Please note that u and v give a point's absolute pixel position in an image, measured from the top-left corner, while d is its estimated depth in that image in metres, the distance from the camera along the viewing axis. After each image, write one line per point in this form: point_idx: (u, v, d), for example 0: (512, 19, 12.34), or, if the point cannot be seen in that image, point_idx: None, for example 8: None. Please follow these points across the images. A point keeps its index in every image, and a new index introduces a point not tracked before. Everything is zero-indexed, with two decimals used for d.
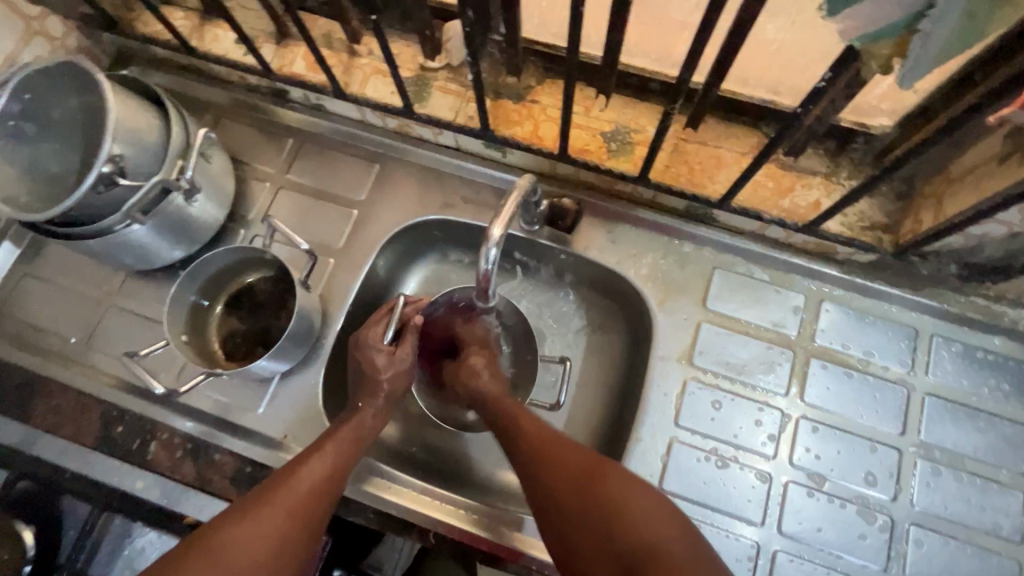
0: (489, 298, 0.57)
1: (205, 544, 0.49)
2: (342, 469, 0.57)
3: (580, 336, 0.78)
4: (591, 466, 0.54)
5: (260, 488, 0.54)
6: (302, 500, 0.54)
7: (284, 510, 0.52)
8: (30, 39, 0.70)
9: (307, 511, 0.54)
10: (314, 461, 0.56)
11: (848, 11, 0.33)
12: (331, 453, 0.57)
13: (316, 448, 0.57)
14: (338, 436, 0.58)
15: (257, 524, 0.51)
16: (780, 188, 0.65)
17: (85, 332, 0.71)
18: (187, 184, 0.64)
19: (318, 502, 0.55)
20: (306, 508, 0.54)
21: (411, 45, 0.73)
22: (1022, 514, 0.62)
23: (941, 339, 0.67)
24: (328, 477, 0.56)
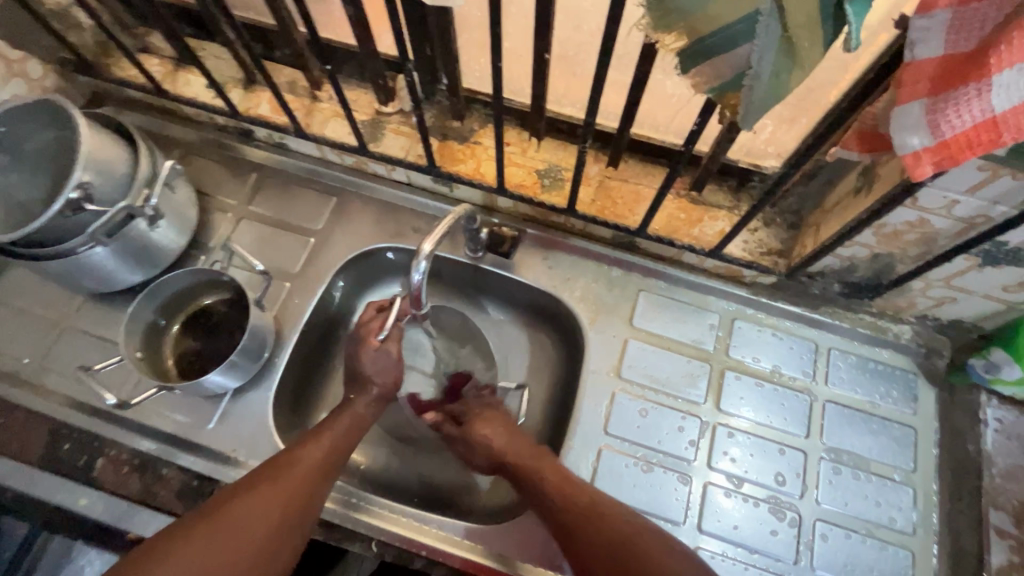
0: (421, 306, 0.63)
1: (215, 512, 0.53)
2: (338, 454, 0.62)
3: (523, 359, 0.84)
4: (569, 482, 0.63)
5: (264, 468, 0.58)
6: (303, 477, 0.58)
7: (287, 490, 0.56)
8: (9, 80, 0.76)
9: (306, 491, 0.57)
10: (315, 445, 0.61)
11: (695, 70, 0.41)
12: (330, 440, 0.62)
13: (317, 432, 0.62)
14: (337, 424, 0.64)
15: (262, 498, 0.55)
16: (690, 219, 0.75)
17: (39, 352, 0.73)
18: (151, 210, 0.69)
19: (317, 480, 0.59)
20: (308, 484, 0.58)
21: (367, 92, 0.81)
22: (914, 508, 0.68)
23: (838, 352, 0.75)
24: (328, 458, 0.60)
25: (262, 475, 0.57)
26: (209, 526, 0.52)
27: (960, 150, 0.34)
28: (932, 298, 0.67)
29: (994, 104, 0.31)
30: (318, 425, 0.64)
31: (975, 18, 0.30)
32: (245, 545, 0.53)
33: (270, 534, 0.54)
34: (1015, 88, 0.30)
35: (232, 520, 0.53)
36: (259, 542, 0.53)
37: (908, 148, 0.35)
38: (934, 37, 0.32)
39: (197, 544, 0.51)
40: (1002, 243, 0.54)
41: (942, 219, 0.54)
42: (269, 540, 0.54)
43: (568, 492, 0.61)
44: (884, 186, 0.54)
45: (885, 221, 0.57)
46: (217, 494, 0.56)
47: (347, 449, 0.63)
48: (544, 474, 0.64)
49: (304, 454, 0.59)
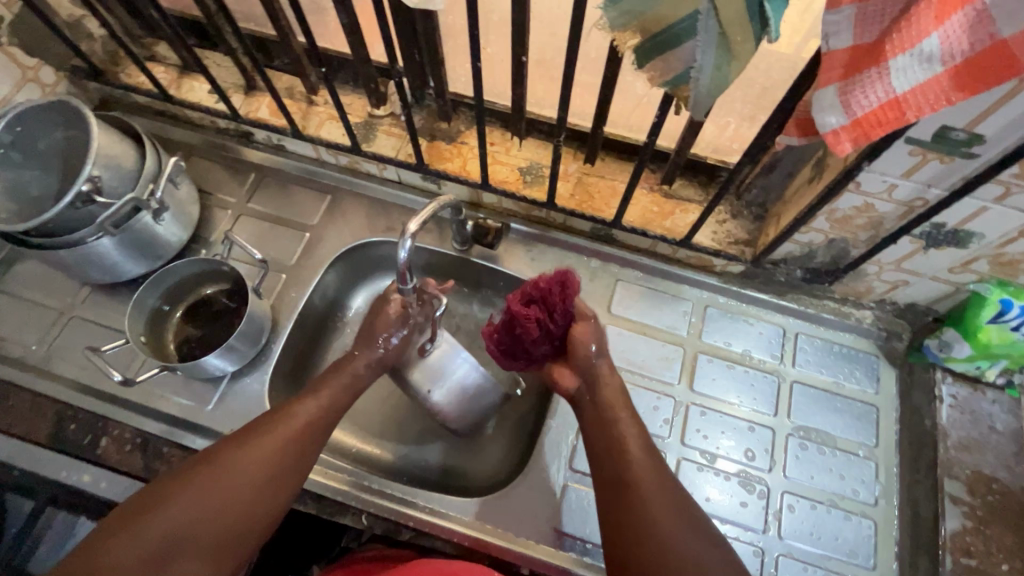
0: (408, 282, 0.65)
1: (212, 457, 0.56)
2: (331, 410, 0.64)
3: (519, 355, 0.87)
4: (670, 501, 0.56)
5: (260, 420, 0.60)
6: (297, 428, 0.60)
7: (280, 440, 0.58)
8: (24, 85, 0.81)
9: (298, 443, 0.59)
10: (310, 401, 0.63)
11: (648, 64, 0.46)
12: (324, 397, 0.64)
13: (314, 388, 0.64)
14: (333, 382, 0.65)
15: (257, 445, 0.57)
16: (663, 211, 0.80)
17: (47, 339, 0.77)
18: (156, 203, 0.73)
19: (309, 435, 0.61)
20: (302, 435, 0.60)
21: (360, 96, 0.87)
22: (876, 481, 0.72)
23: (805, 336, 0.80)
24: (322, 413, 0.63)
25: (258, 426, 0.59)
26: (206, 469, 0.55)
27: (870, 127, 0.39)
28: (887, 282, 0.72)
29: (895, 86, 0.36)
30: (314, 383, 0.65)
31: (875, 11, 0.35)
32: (239, 488, 0.55)
33: (262, 479, 0.56)
34: (909, 71, 0.35)
35: (227, 466, 0.56)
36: (251, 485, 0.56)
37: (828, 127, 0.40)
38: (844, 30, 0.36)
39: (194, 485, 0.54)
40: (941, 223, 0.59)
41: (886, 203, 0.59)
42: (261, 485, 0.56)
43: (653, 493, 0.56)
44: (832, 172, 0.59)
45: (836, 207, 0.62)
46: (216, 442, 0.58)
47: (341, 408, 0.65)
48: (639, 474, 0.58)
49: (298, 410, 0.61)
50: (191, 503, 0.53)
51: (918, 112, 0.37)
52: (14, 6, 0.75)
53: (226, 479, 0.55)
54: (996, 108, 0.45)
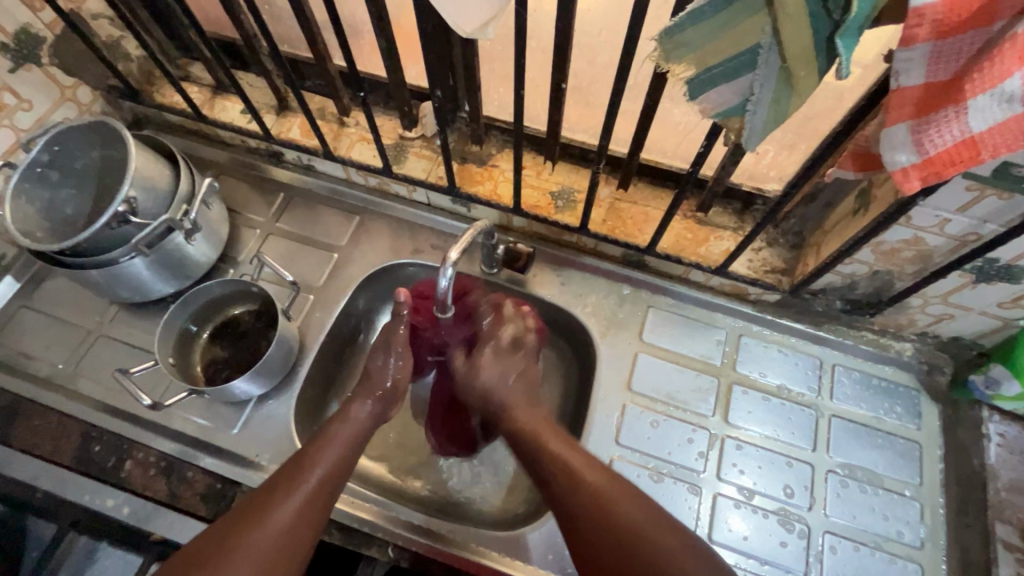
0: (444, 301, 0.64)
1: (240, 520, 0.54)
2: (345, 464, 0.61)
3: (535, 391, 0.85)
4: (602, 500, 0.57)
5: (278, 475, 0.59)
6: (321, 479, 0.59)
7: (298, 505, 0.56)
8: (61, 103, 0.82)
9: (317, 504, 0.57)
10: (328, 447, 0.61)
11: (702, 97, 0.46)
12: (335, 453, 0.61)
13: (326, 433, 0.63)
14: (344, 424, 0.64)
15: (283, 501, 0.56)
16: (696, 238, 0.78)
17: (74, 358, 0.76)
18: (189, 223, 0.72)
19: (332, 484, 0.59)
20: (327, 484, 0.59)
21: (392, 118, 0.87)
22: (921, 522, 0.69)
23: (842, 368, 0.78)
24: (341, 457, 0.61)
25: (279, 482, 0.58)
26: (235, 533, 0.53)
27: (942, 166, 0.38)
28: (931, 315, 0.70)
29: (971, 125, 0.35)
30: (319, 434, 0.63)
31: (951, 50, 0.34)
32: (272, 548, 0.53)
33: (285, 548, 0.54)
34: (987, 111, 0.34)
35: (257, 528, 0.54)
36: (273, 557, 0.53)
37: (897, 164, 0.39)
38: (916, 68, 0.35)
39: (227, 555, 0.52)
40: (994, 259, 0.57)
41: (936, 236, 0.57)
42: (284, 553, 0.54)
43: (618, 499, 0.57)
44: (879, 206, 0.57)
45: (883, 239, 0.60)
46: (231, 515, 0.55)
47: (359, 447, 0.64)
48: (563, 456, 0.61)
49: (313, 469, 0.59)
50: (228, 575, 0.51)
51: (994, 152, 0.36)
52: (56, 29, 0.77)
53: (247, 556, 0.52)
54: None
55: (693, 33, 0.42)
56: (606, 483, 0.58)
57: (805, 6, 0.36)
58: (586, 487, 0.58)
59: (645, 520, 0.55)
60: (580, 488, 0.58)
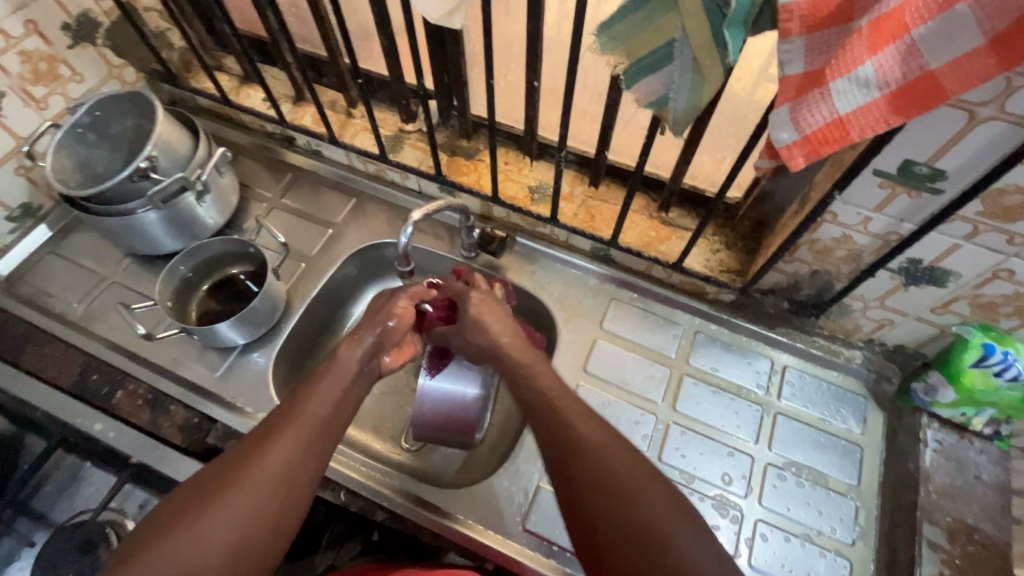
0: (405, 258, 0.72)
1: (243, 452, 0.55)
2: (343, 406, 0.61)
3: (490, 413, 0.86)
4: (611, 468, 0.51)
5: (280, 415, 0.59)
6: (322, 417, 0.59)
7: (296, 442, 0.56)
8: (108, 80, 0.93)
9: (313, 442, 0.57)
10: (328, 387, 0.61)
11: (632, 86, 0.52)
12: (334, 395, 0.61)
13: (323, 376, 0.62)
14: (340, 368, 0.63)
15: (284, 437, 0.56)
16: (659, 236, 0.84)
17: (86, 299, 0.85)
18: (201, 185, 0.81)
19: (332, 425, 0.59)
20: (327, 424, 0.59)
21: (394, 113, 0.96)
22: (855, 522, 0.70)
23: (792, 370, 0.81)
24: (341, 399, 0.61)
25: (282, 420, 0.58)
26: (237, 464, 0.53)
27: (819, 144, 0.43)
28: (873, 320, 0.73)
29: (838, 106, 0.41)
30: (317, 376, 0.63)
31: (821, 43, 0.40)
32: (271, 482, 0.53)
33: (282, 482, 0.54)
34: (849, 95, 0.40)
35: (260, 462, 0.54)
36: (270, 491, 0.53)
37: (782, 142, 0.45)
38: (796, 58, 0.41)
39: (228, 484, 0.52)
40: (917, 259, 0.61)
41: (863, 235, 0.62)
42: (281, 487, 0.54)
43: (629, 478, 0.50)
44: (811, 203, 0.62)
45: (816, 237, 0.65)
46: (232, 450, 0.56)
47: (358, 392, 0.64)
48: (591, 439, 0.53)
49: (313, 407, 0.59)
50: (228, 503, 0.51)
51: (859, 132, 0.41)
52: (112, 16, 0.89)
53: (238, 490, 0.52)
54: (952, 143, 0.49)
55: (620, 28, 0.49)
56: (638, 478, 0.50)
57: (701, 4, 0.43)
58: (605, 468, 0.51)
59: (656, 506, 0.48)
60: (599, 466, 0.51)
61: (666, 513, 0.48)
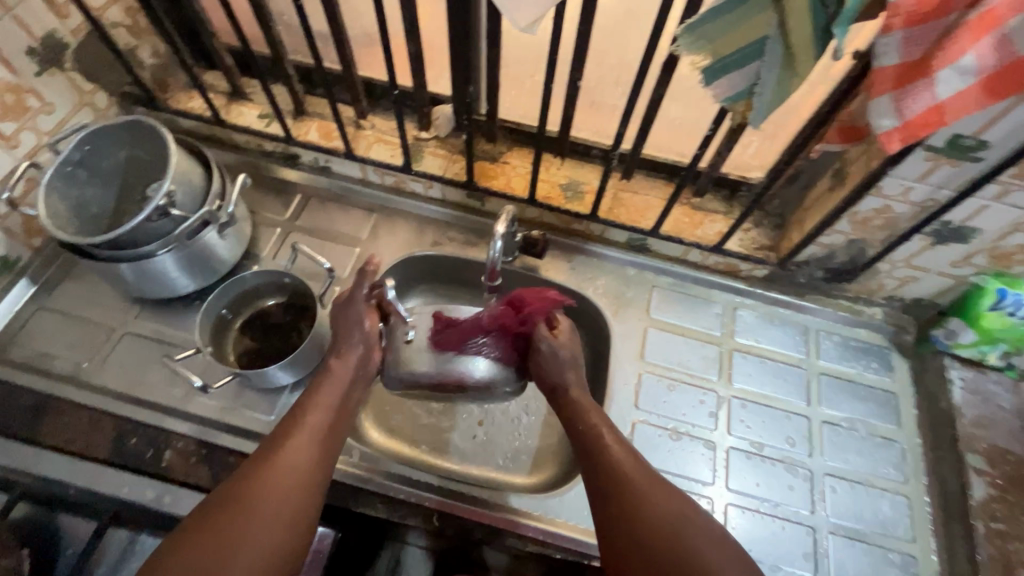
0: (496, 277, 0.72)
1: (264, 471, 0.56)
2: (348, 416, 0.64)
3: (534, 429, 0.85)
4: (655, 492, 0.58)
5: (291, 433, 0.61)
6: (333, 431, 0.62)
7: (307, 462, 0.58)
8: (80, 108, 0.83)
9: (325, 453, 0.60)
10: (333, 402, 0.64)
11: (717, 83, 0.54)
12: (340, 408, 0.64)
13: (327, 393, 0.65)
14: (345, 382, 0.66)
15: (299, 455, 0.58)
16: (693, 221, 0.87)
17: (99, 357, 0.76)
18: (224, 217, 0.75)
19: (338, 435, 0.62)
20: (335, 435, 0.62)
21: (407, 120, 0.92)
22: (904, 462, 0.78)
23: (824, 332, 0.87)
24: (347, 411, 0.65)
25: (297, 437, 0.60)
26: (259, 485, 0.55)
27: (918, 128, 0.47)
28: (897, 278, 0.81)
29: (940, 94, 0.45)
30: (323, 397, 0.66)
31: (920, 35, 0.44)
32: (292, 499, 0.55)
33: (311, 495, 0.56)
34: (950, 82, 0.44)
35: (283, 481, 0.56)
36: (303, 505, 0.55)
37: (883, 128, 0.49)
38: (893, 50, 0.45)
39: (252, 508, 0.53)
40: (947, 222, 0.68)
41: (902, 204, 0.68)
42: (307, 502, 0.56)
43: (660, 503, 0.57)
44: (855, 179, 0.68)
45: (857, 210, 0.71)
46: (242, 472, 0.56)
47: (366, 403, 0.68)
48: (630, 473, 0.59)
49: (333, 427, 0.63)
50: (258, 524, 0.53)
51: (955, 116, 0.46)
52: (80, 34, 0.79)
53: (264, 506, 0.54)
54: (1002, 117, 0.54)
55: (712, 27, 0.50)
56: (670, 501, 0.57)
57: (807, 4, 0.46)
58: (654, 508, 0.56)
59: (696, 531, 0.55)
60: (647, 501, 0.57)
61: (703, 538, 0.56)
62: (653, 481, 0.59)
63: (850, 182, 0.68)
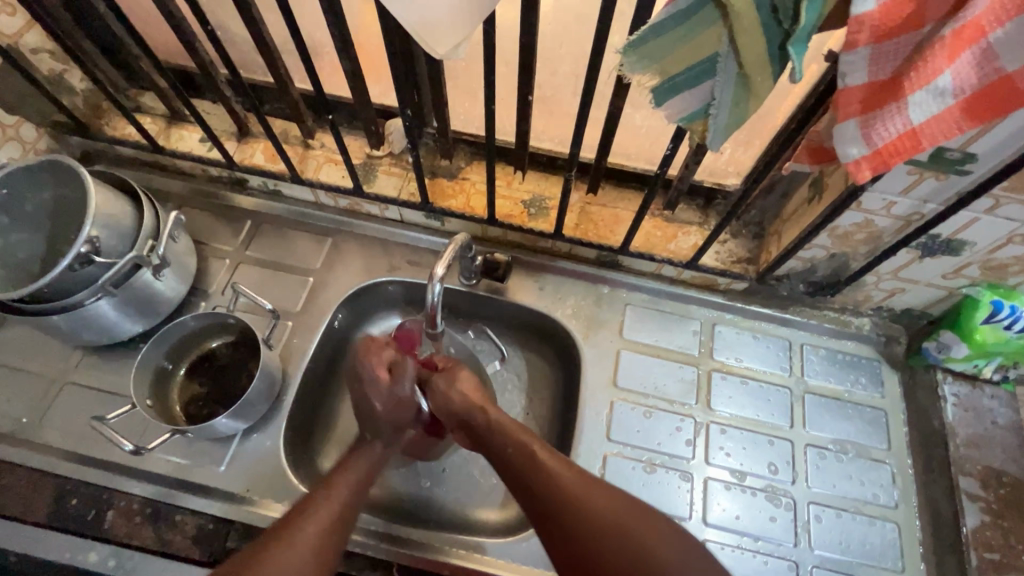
0: (437, 323, 0.69)
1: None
2: (348, 508, 0.59)
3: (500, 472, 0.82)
4: (606, 493, 0.54)
5: (273, 531, 0.54)
6: (328, 527, 0.56)
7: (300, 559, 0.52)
8: (3, 144, 0.77)
9: (319, 551, 0.54)
10: (330, 497, 0.59)
11: (668, 104, 0.48)
12: (342, 498, 0.60)
13: (328, 484, 0.61)
14: (351, 469, 0.63)
15: (286, 555, 0.52)
16: (666, 235, 0.82)
17: (39, 410, 0.72)
18: (157, 259, 0.70)
19: (336, 532, 0.57)
20: (331, 533, 0.56)
21: (358, 137, 0.87)
22: (893, 485, 0.74)
23: (810, 347, 0.82)
24: (346, 506, 0.59)
25: (279, 533, 0.54)
26: None
27: (889, 156, 0.41)
28: (885, 290, 0.75)
29: (912, 118, 0.39)
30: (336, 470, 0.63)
31: (889, 53, 0.38)
32: None
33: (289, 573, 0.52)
34: (926, 105, 0.38)
35: None
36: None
37: (850, 157, 0.43)
38: (859, 68, 0.39)
39: None
40: (936, 235, 0.63)
41: (885, 218, 0.63)
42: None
43: (616, 505, 0.53)
44: (834, 193, 0.62)
45: (838, 224, 0.65)
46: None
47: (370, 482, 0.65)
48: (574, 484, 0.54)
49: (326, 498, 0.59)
50: None
51: (932, 142, 0.40)
52: None
53: None
54: (988, 130, 0.49)
55: (655, 45, 0.44)
56: (626, 504, 0.53)
57: (759, 18, 0.40)
58: (607, 522, 0.52)
59: (675, 547, 0.51)
60: (578, 504, 0.53)
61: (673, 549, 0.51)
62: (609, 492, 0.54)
63: (828, 197, 0.63)
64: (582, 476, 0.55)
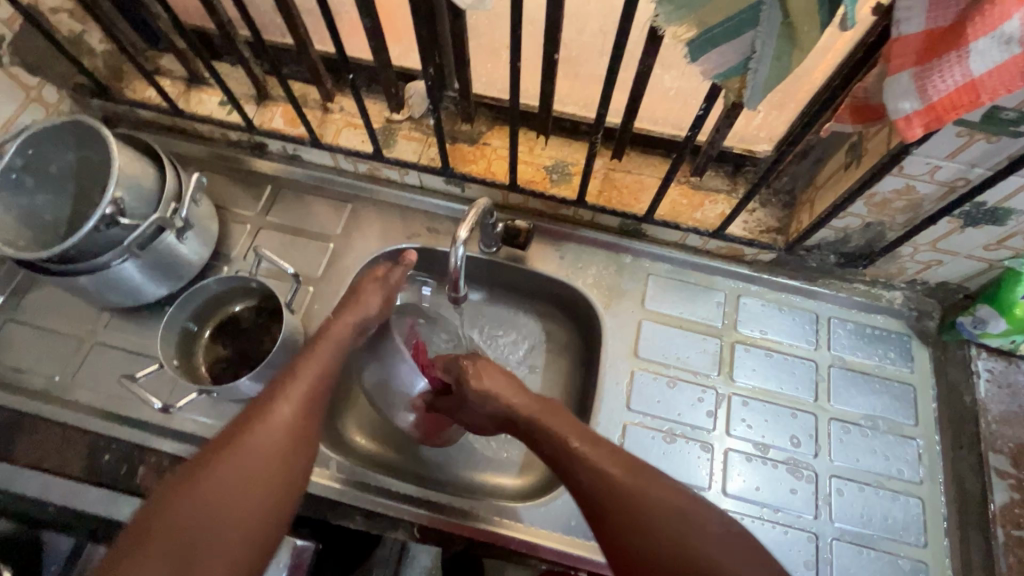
0: (460, 288, 0.69)
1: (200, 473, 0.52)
2: (312, 409, 0.60)
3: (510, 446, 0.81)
4: (668, 503, 0.53)
5: (240, 422, 0.56)
6: (290, 425, 0.57)
7: (259, 450, 0.55)
8: (27, 105, 0.78)
9: (284, 451, 0.56)
10: (294, 391, 0.59)
11: (704, 57, 0.45)
12: (308, 382, 0.60)
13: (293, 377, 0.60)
14: (314, 361, 0.62)
15: (247, 453, 0.54)
16: (692, 203, 0.80)
17: (70, 369, 0.74)
18: (180, 222, 0.71)
19: (302, 439, 0.58)
20: (293, 437, 0.57)
21: (378, 101, 0.85)
22: (919, 462, 0.73)
23: (837, 320, 0.80)
24: (307, 400, 0.59)
25: (245, 425, 0.56)
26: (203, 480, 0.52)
27: (944, 111, 0.40)
28: (920, 262, 0.73)
29: (973, 69, 0.37)
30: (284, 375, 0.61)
31: None
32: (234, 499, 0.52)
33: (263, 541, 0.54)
34: (988, 54, 0.36)
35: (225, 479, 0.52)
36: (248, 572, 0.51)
37: (902, 112, 0.41)
38: (916, 15, 0.37)
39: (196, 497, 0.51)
40: (981, 203, 0.60)
41: (927, 184, 0.60)
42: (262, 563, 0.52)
43: (671, 515, 0.52)
44: (873, 158, 0.59)
45: (876, 191, 0.63)
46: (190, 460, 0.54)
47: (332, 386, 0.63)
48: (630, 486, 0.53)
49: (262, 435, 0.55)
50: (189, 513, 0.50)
51: (993, 95, 0.37)
52: (15, 25, 0.73)
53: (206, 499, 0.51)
54: None
55: None
56: (677, 514, 0.52)
57: None
58: (654, 525, 0.51)
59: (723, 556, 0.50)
60: (648, 524, 0.51)
61: (722, 550, 0.50)
62: (664, 495, 0.53)
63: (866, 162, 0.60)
64: (625, 467, 0.55)
